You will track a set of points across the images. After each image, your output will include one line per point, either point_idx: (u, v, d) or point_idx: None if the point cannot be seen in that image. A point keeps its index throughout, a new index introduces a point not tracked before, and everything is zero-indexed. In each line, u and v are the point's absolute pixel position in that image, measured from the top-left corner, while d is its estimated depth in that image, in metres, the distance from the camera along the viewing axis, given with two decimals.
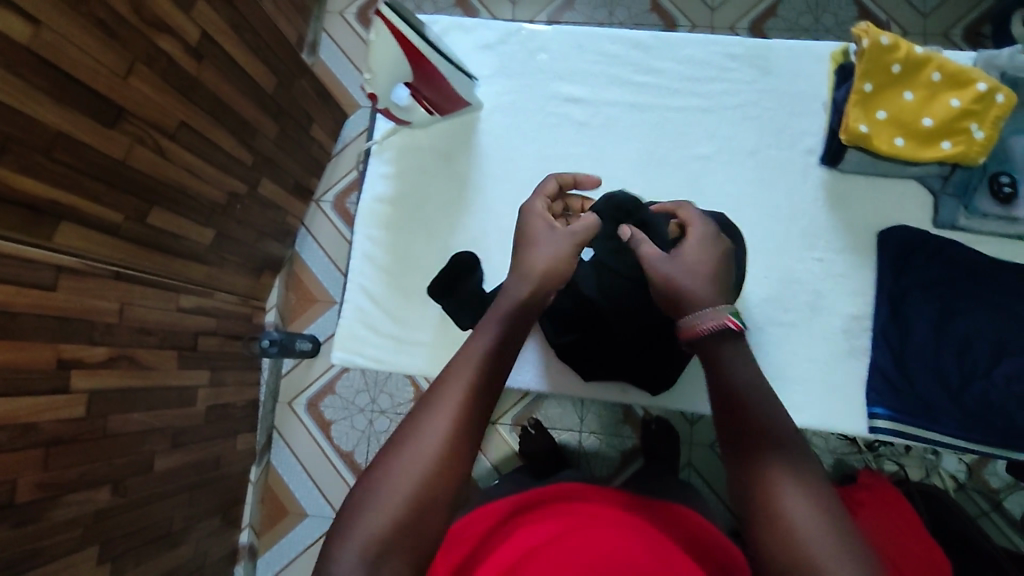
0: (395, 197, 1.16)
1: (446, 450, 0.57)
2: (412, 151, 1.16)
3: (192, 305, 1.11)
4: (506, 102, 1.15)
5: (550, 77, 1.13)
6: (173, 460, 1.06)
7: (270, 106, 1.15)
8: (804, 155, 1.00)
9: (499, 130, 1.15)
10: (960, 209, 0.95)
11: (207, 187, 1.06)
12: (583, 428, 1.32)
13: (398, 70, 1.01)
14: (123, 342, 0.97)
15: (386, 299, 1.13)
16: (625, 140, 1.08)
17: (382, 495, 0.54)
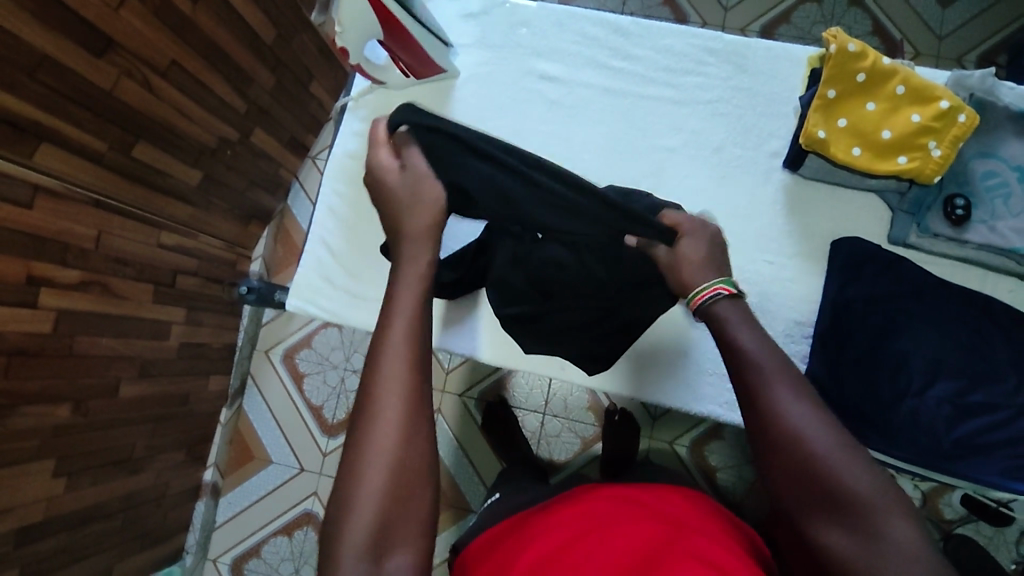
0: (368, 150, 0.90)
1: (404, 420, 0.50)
2: (384, 109, 0.90)
3: (173, 243, 1.06)
4: (483, 74, 0.90)
5: (527, 52, 0.90)
6: (140, 389, 1.03)
7: (267, 56, 1.06)
8: (767, 159, 0.87)
9: (473, 102, 0.90)
10: (912, 226, 0.84)
11: (195, 127, 0.98)
12: (548, 410, 1.25)
13: (372, 29, 0.77)
14: (96, 268, 0.90)
15: (347, 251, 0.88)
16: (600, 123, 0.88)
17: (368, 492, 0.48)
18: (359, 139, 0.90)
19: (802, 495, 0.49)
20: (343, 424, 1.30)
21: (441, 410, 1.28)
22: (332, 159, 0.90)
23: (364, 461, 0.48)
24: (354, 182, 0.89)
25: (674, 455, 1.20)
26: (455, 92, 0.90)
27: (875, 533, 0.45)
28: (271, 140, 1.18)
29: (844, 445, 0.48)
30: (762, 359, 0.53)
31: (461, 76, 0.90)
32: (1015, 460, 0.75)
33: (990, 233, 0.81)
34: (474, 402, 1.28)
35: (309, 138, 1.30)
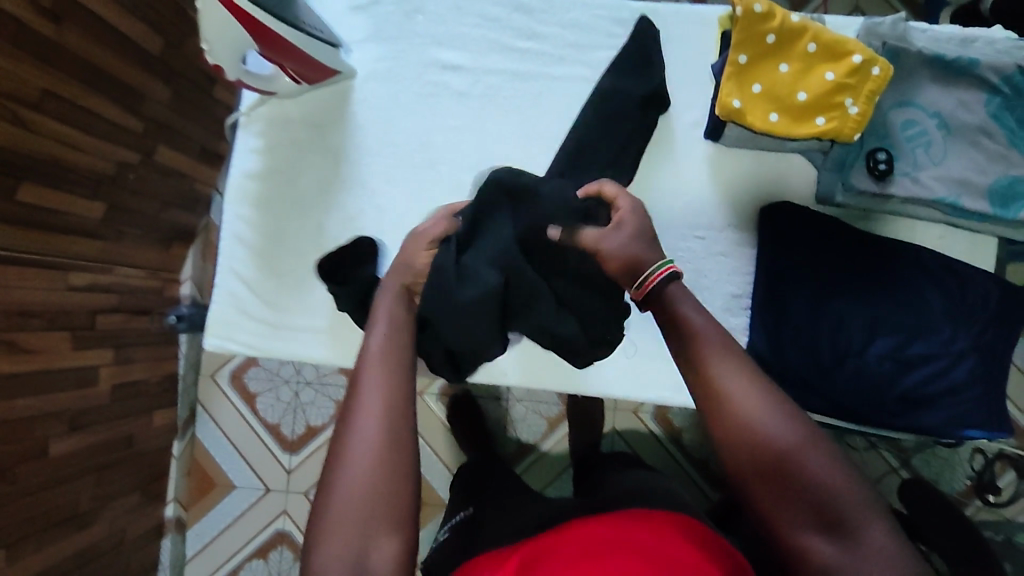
0: (269, 170, 0.84)
1: (389, 436, 0.57)
2: (281, 121, 0.84)
3: (85, 283, 0.99)
4: (383, 70, 0.84)
5: (426, 40, 0.84)
6: (72, 443, 0.97)
7: (158, 69, 0.98)
8: (687, 129, 0.85)
9: (377, 103, 0.84)
10: (836, 185, 0.81)
11: (88, 158, 0.92)
12: (508, 395, 1.23)
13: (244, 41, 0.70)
14: (4, 327, 0.84)
15: (270, 278, 0.83)
16: (512, 110, 0.84)
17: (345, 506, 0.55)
18: (257, 158, 0.83)
19: (776, 496, 0.55)
20: (304, 438, 1.26)
21: None
22: (231, 182, 0.84)
23: (343, 493, 0.55)
24: (259, 204, 0.83)
25: (641, 425, 1.20)
26: (354, 94, 0.84)
27: (850, 528, 0.53)
28: (178, 156, 1.09)
29: (825, 454, 0.55)
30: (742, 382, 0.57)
31: (358, 75, 0.84)
32: (958, 407, 0.77)
33: (913, 184, 0.80)
34: (434, 397, 1.24)
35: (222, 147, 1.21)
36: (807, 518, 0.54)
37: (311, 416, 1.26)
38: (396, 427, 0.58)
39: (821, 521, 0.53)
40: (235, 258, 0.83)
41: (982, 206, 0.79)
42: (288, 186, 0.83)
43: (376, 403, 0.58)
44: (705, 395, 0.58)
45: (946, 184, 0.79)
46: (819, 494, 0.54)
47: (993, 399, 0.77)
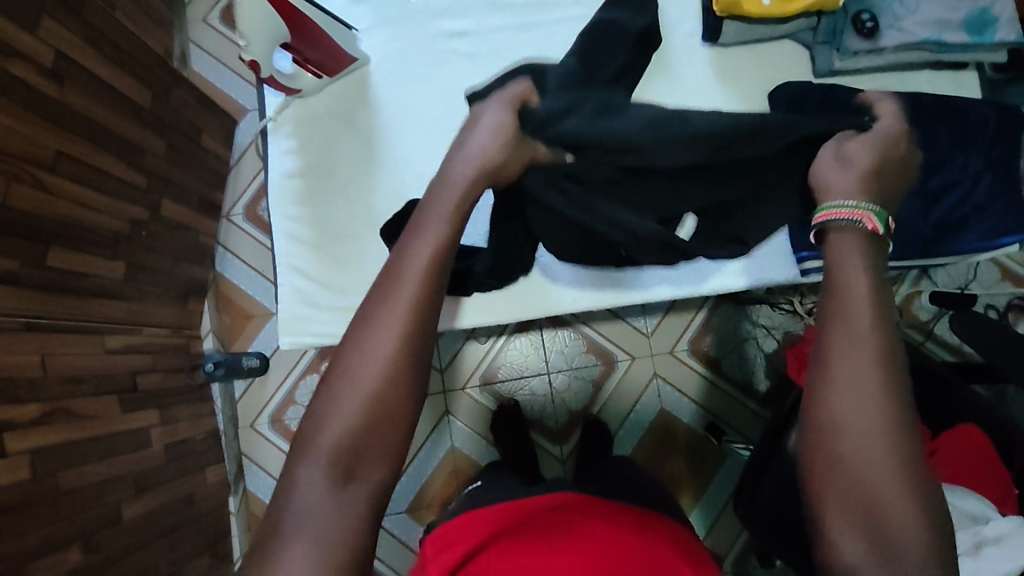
0: (306, 166, 0.90)
1: (402, 352, 0.58)
2: (306, 116, 0.91)
3: (121, 345, 0.98)
4: (393, 51, 0.92)
5: (429, 16, 0.92)
6: (141, 506, 0.94)
7: (152, 121, 0.99)
8: (687, 40, 0.96)
9: (394, 81, 0.91)
10: (833, 53, 0.91)
11: (106, 217, 0.92)
12: (550, 368, 1.25)
13: (272, 31, 0.80)
14: (54, 395, 0.82)
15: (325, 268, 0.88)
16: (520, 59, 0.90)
17: (340, 416, 0.56)
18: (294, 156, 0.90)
19: (836, 498, 0.54)
20: None
21: (450, 410, 1.24)
22: (274, 183, 0.90)
23: (353, 392, 0.56)
24: (305, 200, 0.89)
25: (681, 364, 1.24)
26: (373, 78, 0.91)
27: (880, 529, 0.52)
28: (181, 208, 1.10)
29: (882, 421, 0.55)
30: (856, 360, 0.57)
31: (373, 60, 0.92)
32: (987, 220, 0.86)
33: (901, 33, 0.88)
34: (478, 389, 1.25)
35: (219, 196, 1.23)
36: (858, 501, 0.53)
37: None
38: (408, 353, 0.58)
39: (847, 496, 0.53)
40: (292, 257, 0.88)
41: (961, 37, 0.88)
42: (327, 176, 0.89)
43: (395, 324, 0.58)
44: (827, 359, 0.59)
45: (927, 27, 0.88)
46: (866, 494, 0.53)
47: (1016, 206, 0.86)
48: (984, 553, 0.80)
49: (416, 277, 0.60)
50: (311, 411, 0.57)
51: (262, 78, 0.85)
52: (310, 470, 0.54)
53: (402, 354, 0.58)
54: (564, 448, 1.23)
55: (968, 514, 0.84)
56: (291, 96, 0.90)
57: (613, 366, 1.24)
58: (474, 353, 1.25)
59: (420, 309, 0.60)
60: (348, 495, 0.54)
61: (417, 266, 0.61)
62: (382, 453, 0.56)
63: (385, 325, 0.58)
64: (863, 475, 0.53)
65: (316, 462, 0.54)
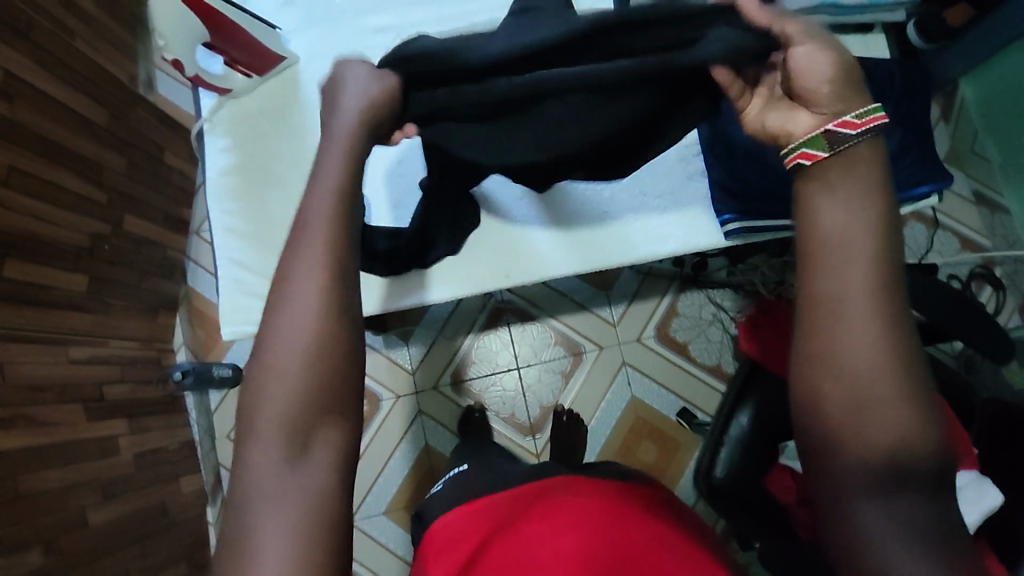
0: (242, 163, 0.89)
1: (326, 311, 0.48)
2: (240, 116, 0.90)
3: (86, 356, 1.00)
4: (320, 49, 0.92)
5: (354, 14, 0.93)
6: (109, 513, 0.96)
7: (110, 139, 1.03)
8: None
9: (325, 78, 0.91)
10: None
11: (64, 232, 0.95)
12: (520, 363, 1.26)
13: (192, 27, 0.82)
14: (13, 403, 0.84)
15: (267, 261, 0.86)
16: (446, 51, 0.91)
17: (275, 396, 0.47)
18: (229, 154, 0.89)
19: (847, 457, 0.43)
20: None
21: (423, 410, 1.26)
22: (212, 182, 0.88)
23: (281, 369, 0.47)
24: (241, 195, 0.88)
25: (649, 352, 1.24)
26: (302, 77, 0.91)
27: (899, 483, 0.42)
28: (146, 223, 1.13)
29: (896, 357, 0.43)
30: (863, 286, 0.44)
31: (303, 58, 0.92)
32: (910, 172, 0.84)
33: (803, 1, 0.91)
34: (449, 387, 1.26)
35: (185, 211, 1.26)
36: (875, 455, 0.42)
37: None
38: (335, 312, 0.49)
39: (867, 452, 0.43)
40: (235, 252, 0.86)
41: None
42: (260, 170, 0.88)
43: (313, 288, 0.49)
44: (813, 289, 0.45)
45: None
46: (880, 447, 0.42)
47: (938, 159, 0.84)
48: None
49: (323, 238, 0.50)
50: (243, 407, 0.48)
51: (189, 79, 0.86)
52: (258, 454, 0.46)
53: (330, 315, 0.49)
54: (538, 442, 1.24)
55: None
56: (223, 98, 0.90)
57: (581, 357, 1.25)
58: (443, 353, 1.27)
59: (334, 281, 0.49)
60: (305, 472, 0.46)
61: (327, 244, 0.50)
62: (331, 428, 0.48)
63: (300, 288, 0.49)
64: (880, 422, 0.43)
65: (262, 454, 0.46)
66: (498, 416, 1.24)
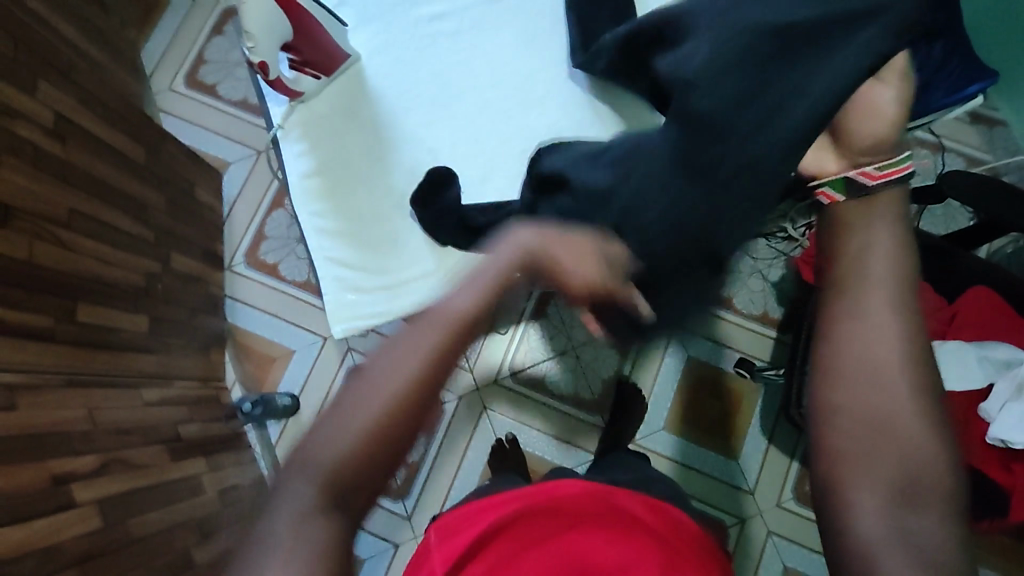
0: (323, 164, 1.00)
1: (416, 388, 0.48)
2: (312, 119, 1.01)
3: (158, 397, 0.97)
4: (380, 43, 1.04)
5: (407, 5, 1.04)
6: (209, 551, 0.93)
7: (149, 177, 1.03)
8: None
9: (387, 69, 1.03)
10: None
11: (123, 272, 0.94)
12: (574, 344, 1.27)
13: (278, 29, 0.91)
14: (106, 446, 0.81)
15: (358, 255, 0.98)
16: (500, 29, 1.04)
17: (332, 438, 0.46)
18: (307, 158, 1.00)
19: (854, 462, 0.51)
20: (409, 479, 1.23)
21: (488, 405, 1.25)
22: (295, 184, 1.00)
23: (343, 416, 0.47)
24: (325, 195, 1.00)
25: None
26: (364, 71, 1.03)
27: (915, 501, 0.48)
28: (188, 259, 1.12)
29: (920, 414, 0.51)
30: (889, 323, 0.54)
31: (364, 54, 1.04)
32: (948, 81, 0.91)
33: None
34: (510, 379, 1.26)
35: (217, 246, 1.25)
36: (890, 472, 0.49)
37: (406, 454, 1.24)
38: (419, 386, 0.48)
39: (885, 479, 0.49)
40: (330, 248, 0.99)
41: None
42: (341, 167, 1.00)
43: (417, 361, 0.48)
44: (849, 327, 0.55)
45: None
46: (907, 467, 0.50)
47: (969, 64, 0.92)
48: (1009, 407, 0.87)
49: (448, 318, 0.50)
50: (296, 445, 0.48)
51: (269, 81, 0.95)
52: (302, 482, 0.46)
53: (418, 385, 0.48)
54: (606, 417, 1.25)
55: (1004, 361, 0.90)
56: (294, 101, 1.01)
57: None
58: (497, 346, 1.27)
59: (419, 382, 0.48)
60: (315, 523, 0.44)
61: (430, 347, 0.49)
62: (367, 487, 0.47)
63: (402, 349, 0.49)
64: (896, 446, 0.50)
65: (301, 488, 0.45)
66: (562, 398, 1.25)
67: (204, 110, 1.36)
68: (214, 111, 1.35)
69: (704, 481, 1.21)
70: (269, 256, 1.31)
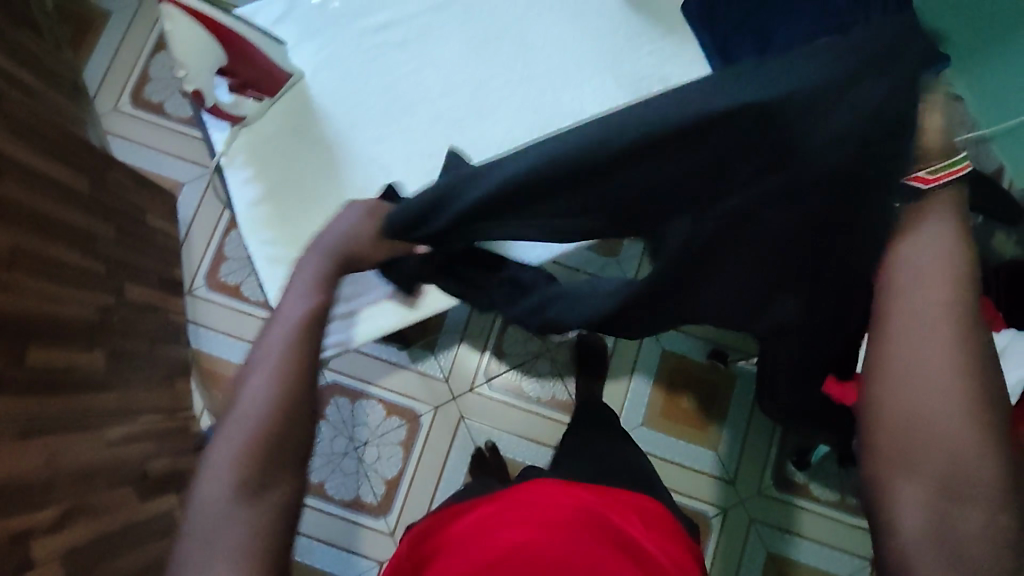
0: (270, 191, 0.99)
1: (292, 364, 0.54)
2: (253, 144, 1.01)
3: (121, 434, 0.94)
4: (325, 58, 1.04)
5: (351, 18, 1.05)
6: None
7: (95, 207, 0.99)
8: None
9: (333, 86, 1.03)
10: None
11: (76, 308, 0.90)
12: (547, 348, 1.26)
13: (211, 55, 0.93)
14: (69, 493, 0.78)
15: None
16: (449, 37, 1.05)
17: (231, 437, 0.52)
18: (252, 185, 1.00)
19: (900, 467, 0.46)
20: (389, 495, 1.21)
21: (465, 414, 1.24)
22: (242, 214, 0.99)
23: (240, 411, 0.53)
24: (273, 223, 0.98)
25: None
26: (309, 91, 1.03)
27: (964, 504, 0.44)
28: (143, 288, 1.08)
29: (961, 389, 0.46)
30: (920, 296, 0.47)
31: (308, 70, 1.04)
32: None
33: None
34: (485, 387, 1.25)
35: (175, 271, 1.21)
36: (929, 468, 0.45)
37: (384, 471, 1.22)
38: (292, 360, 0.55)
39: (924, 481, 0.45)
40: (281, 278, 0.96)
41: None
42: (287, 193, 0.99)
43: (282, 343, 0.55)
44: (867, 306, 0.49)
45: None
46: (943, 458, 0.44)
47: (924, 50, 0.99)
48: (997, 372, 0.85)
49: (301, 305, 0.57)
50: (184, 516, 0.52)
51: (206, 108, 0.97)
52: (210, 481, 0.51)
53: (298, 365, 0.55)
54: None
55: None
56: (237, 126, 1.00)
57: None
58: (470, 355, 1.26)
59: (292, 362, 0.55)
60: (244, 511, 0.50)
61: (281, 361, 0.55)
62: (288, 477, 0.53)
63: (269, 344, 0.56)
64: (938, 442, 0.45)
65: (211, 488, 0.50)
66: (538, 401, 1.25)
67: (151, 130, 1.31)
68: (162, 131, 1.31)
69: (684, 473, 1.21)
70: (230, 278, 1.27)
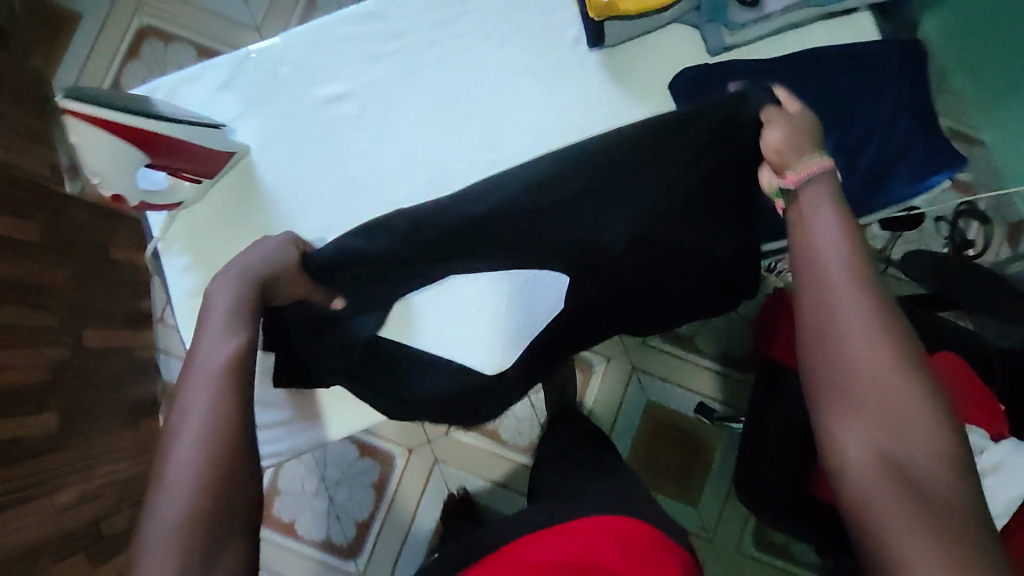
0: (209, 287, 0.90)
1: (225, 427, 0.50)
2: (191, 228, 0.90)
3: (76, 494, 0.91)
4: (271, 134, 0.93)
5: (300, 87, 0.93)
6: None
7: (48, 254, 0.94)
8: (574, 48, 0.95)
9: (278, 168, 0.93)
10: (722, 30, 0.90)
11: (24, 370, 0.86)
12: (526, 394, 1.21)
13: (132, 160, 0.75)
14: None
15: None
16: (411, 109, 0.94)
17: (167, 519, 0.48)
18: (189, 278, 0.90)
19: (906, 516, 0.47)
20: (361, 535, 1.19)
21: (440, 457, 1.20)
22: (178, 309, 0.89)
23: (172, 488, 0.49)
24: None
25: (658, 354, 1.21)
26: (255, 169, 0.92)
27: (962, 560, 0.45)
28: (105, 330, 1.04)
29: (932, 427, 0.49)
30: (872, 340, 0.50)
31: (252, 148, 0.92)
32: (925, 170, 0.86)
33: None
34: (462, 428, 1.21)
35: (142, 302, 1.16)
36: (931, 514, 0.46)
37: (357, 511, 1.19)
38: (222, 424, 0.51)
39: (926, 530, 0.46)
40: None
41: None
42: None
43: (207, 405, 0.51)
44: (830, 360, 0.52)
45: None
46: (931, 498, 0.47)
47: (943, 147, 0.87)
48: (986, 485, 0.81)
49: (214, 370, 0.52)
50: None
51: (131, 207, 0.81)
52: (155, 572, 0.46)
53: (227, 438, 0.50)
54: None
55: None
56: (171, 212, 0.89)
57: (590, 371, 1.21)
58: None
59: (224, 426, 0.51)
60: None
61: (203, 435, 0.50)
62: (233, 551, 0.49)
63: (191, 415, 0.51)
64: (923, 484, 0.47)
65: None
66: (516, 447, 1.21)
67: None
68: None
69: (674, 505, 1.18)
70: None
